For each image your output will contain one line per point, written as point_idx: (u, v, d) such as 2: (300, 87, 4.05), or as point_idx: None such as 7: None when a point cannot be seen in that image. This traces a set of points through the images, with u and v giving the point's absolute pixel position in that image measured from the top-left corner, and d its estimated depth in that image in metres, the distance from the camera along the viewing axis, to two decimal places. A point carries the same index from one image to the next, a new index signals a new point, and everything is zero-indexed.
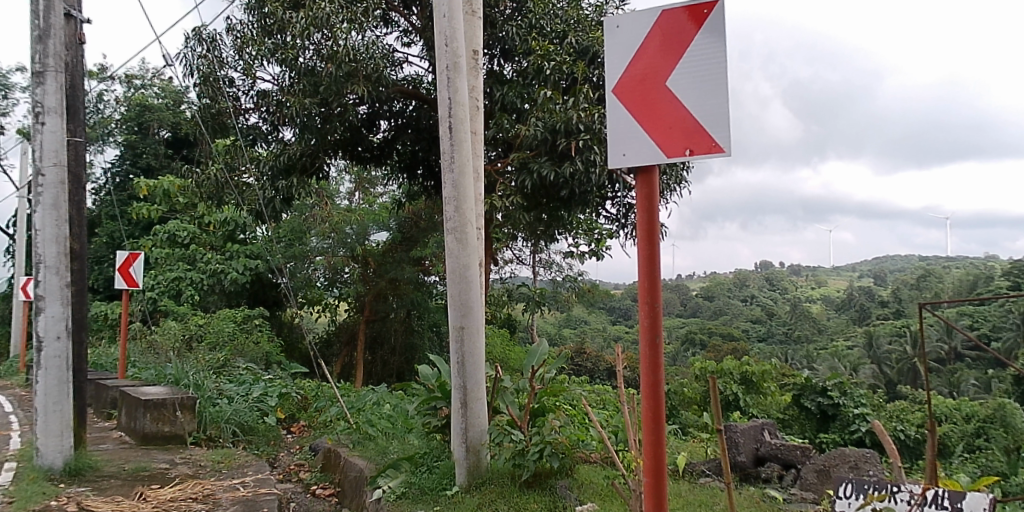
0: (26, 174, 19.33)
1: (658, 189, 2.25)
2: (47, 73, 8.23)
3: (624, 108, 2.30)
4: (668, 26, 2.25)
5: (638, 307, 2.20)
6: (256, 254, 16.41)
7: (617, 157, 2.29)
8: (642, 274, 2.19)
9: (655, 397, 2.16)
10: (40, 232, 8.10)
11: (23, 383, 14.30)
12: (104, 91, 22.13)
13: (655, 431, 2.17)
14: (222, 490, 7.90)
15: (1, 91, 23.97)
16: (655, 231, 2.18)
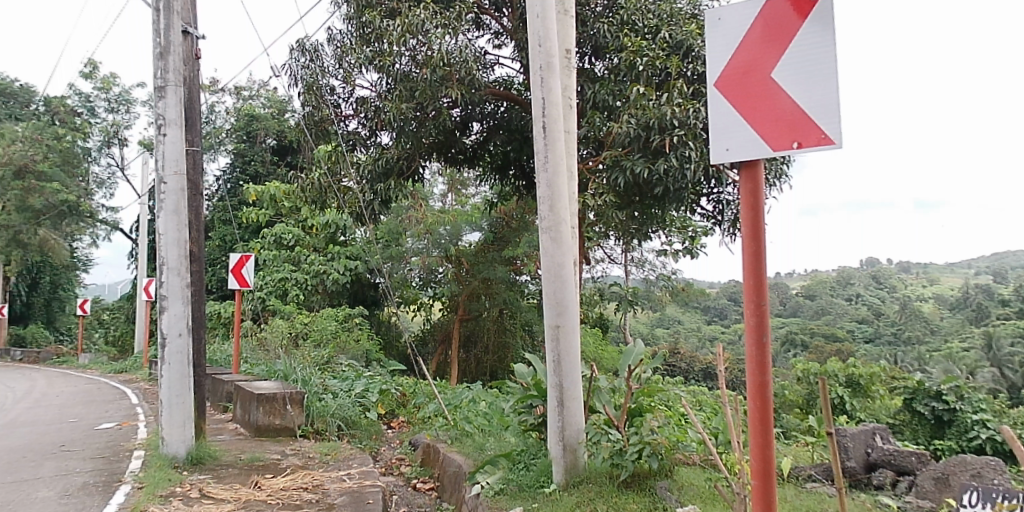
0: (149, 182, 20.76)
1: (762, 182, 2.43)
2: (168, 87, 8.77)
3: (728, 100, 2.50)
4: (772, 19, 2.45)
5: (745, 306, 2.38)
6: (355, 255, 17.08)
7: (722, 151, 2.49)
8: (748, 274, 2.38)
9: (762, 395, 2.34)
10: (164, 235, 8.64)
11: (147, 377, 15.37)
12: (216, 103, 23.49)
13: (762, 428, 2.36)
14: (330, 481, 8.22)
15: (124, 106, 25.84)
16: (760, 228, 2.37)
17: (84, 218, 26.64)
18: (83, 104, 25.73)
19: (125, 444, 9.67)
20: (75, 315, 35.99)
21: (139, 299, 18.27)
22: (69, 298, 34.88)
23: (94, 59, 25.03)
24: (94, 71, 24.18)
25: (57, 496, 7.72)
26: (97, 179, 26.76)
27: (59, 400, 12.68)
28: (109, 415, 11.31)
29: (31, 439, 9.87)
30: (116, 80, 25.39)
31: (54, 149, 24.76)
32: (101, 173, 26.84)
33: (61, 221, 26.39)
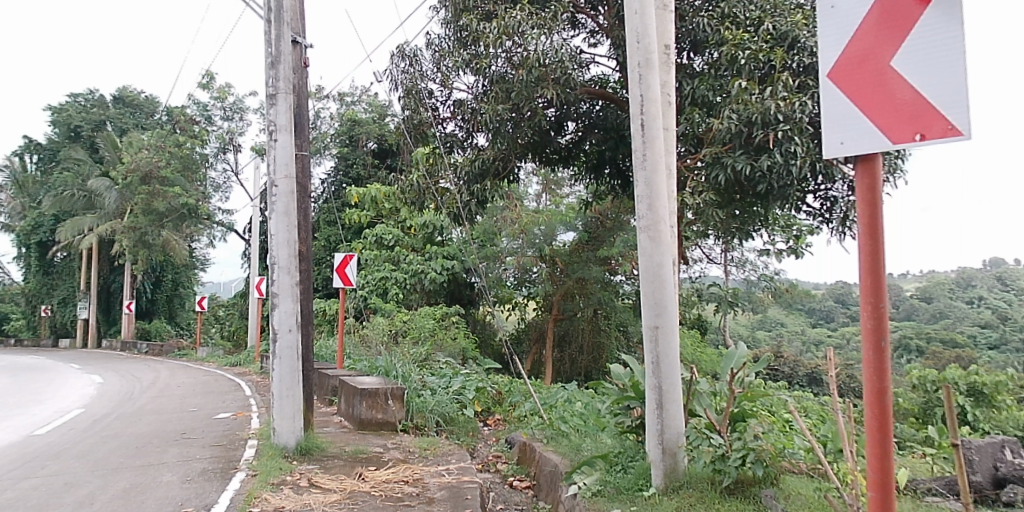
0: (260, 186, 21.93)
1: (881, 178, 2.26)
2: (279, 95, 9.19)
3: (842, 91, 2.34)
4: (890, 4, 2.27)
5: (862, 308, 2.24)
6: (452, 255, 17.45)
7: (834, 147, 2.33)
8: (865, 274, 2.23)
9: (881, 404, 2.19)
10: (275, 236, 9.07)
11: (259, 371, 16.25)
12: (321, 109, 24.50)
13: (880, 439, 2.20)
14: (430, 476, 8.40)
15: (238, 114, 27.35)
16: (879, 225, 2.20)
17: (202, 220, 28.47)
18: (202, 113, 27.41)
19: (239, 433, 10.23)
20: (194, 311, 38.52)
21: (251, 297, 19.31)
22: (189, 296, 37.38)
23: (211, 70, 26.67)
24: (211, 82, 25.74)
25: (181, 481, 8.24)
26: (214, 184, 28.51)
27: (181, 390, 13.58)
28: (224, 406, 12.00)
29: (157, 426, 10.61)
30: (231, 89, 26.94)
31: (175, 156, 26.59)
32: (217, 178, 28.56)
33: (182, 223, 28.32)
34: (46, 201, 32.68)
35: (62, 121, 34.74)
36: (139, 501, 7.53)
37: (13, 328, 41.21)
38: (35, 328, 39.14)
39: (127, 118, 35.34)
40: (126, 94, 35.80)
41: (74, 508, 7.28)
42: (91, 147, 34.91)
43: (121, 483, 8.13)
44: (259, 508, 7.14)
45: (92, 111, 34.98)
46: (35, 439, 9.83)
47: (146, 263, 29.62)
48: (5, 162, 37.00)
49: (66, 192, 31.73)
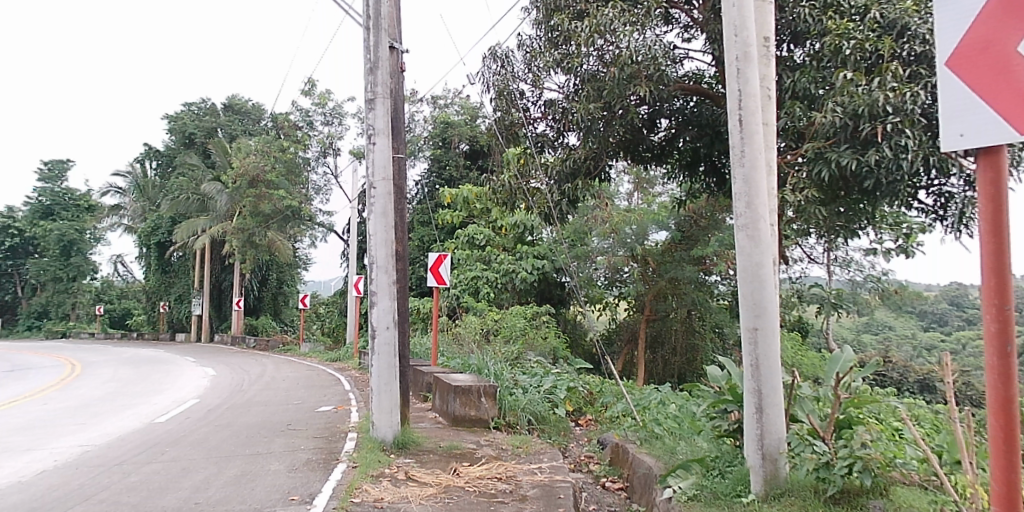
0: (358, 188, 22.75)
1: (1005, 169, 2.26)
2: (377, 99, 9.46)
3: (960, 83, 2.34)
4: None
5: (986, 310, 2.24)
6: (542, 255, 17.57)
7: (954, 139, 2.34)
8: (989, 275, 2.23)
9: (1009, 407, 2.18)
10: (373, 236, 9.35)
11: (357, 366, 16.86)
12: (415, 112, 25.16)
13: (1008, 442, 2.20)
14: (522, 473, 8.47)
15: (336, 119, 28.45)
16: (1002, 222, 2.22)
17: (304, 222, 29.84)
18: (304, 119, 28.69)
19: (339, 426, 10.63)
20: (296, 308, 40.44)
21: (349, 295, 20.06)
22: (291, 294, 39.28)
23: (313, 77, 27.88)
24: (313, 89, 26.89)
25: (287, 470, 8.65)
26: (315, 186, 29.83)
27: (285, 383, 14.26)
28: (325, 399, 12.52)
29: (263, 417, 11.17)
30: (330, 95, 28.05)
31: (280, 160, 27.94)
32: (318, 181, 29.86)
33: (286, 224, 29.77)
34: (164, 204, 35.06)
35: (178, 129, 37.16)
36: (249, 488, 7.95)
37: (135, 322, 44.43)
38: (154, 323, 42.09)
39: (236, 125, 37.46)
40: (235, 102, 37.94)
41: (192, 492, 7.77)
42: (203, 153, 37.18)
43: (232, 471, 8.61)
44: (360, 499, 7.39)
45: (204, 119, 37.25)
46: (156, 426, 10.55)
47: (253, 263, 31.33)
48: (128, 168, 39.93)
49: (182, 195, 33.92)
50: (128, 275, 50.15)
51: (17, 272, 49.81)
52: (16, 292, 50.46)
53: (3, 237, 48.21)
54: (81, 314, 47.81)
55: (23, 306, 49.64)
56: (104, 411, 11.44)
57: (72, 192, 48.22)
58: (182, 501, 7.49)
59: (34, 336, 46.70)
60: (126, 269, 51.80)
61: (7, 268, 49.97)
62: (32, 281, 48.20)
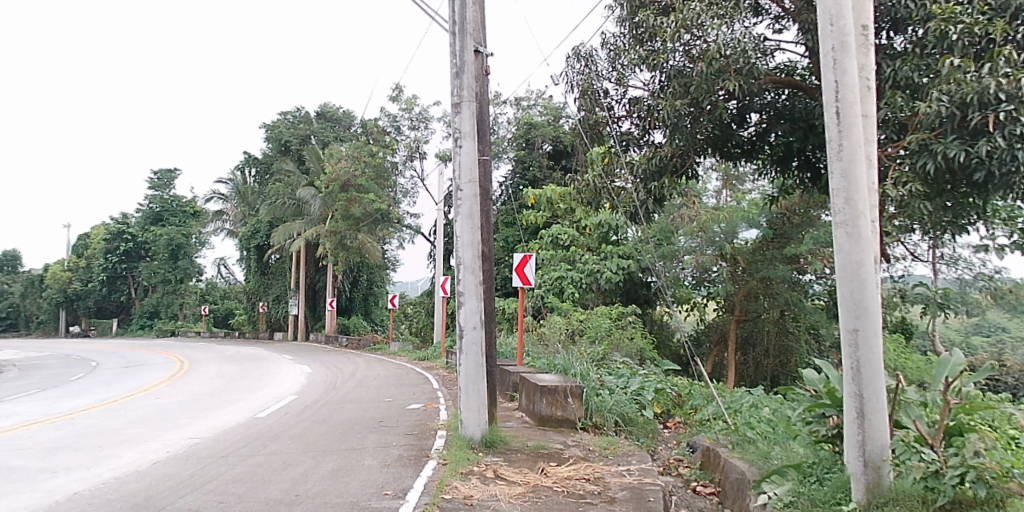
0: (444, 190, 23.24)
1: None
2: (463, 103, 9.60)
3: None
4: None
5: None
6: (628, 255, 17.46)
7: None
8: None
9: None
10: (460, 237, 9.48)
11: (445, 365, 17.23)
12: (499, 114, 25.48)
13: None
14: (610, 475, 8.39)
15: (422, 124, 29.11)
16: None
17: (393, 224, 30.78)
18: (391, 124, 29.54)
19: (429, 424, 10.86)
20: (386, 308, 41.59)
21: (436, 295, 20.52)
22: (382, 294, 40.43)
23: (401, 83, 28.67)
24: (400, 95, 27.62)
25: (380, 465, 8.90)
26: (403, 189, 30.69)
27: (377, 381, 14.70)
28: (415, 397, 12.83)
29: (356, 413, 11.55)
30: (417, 100, 28.74)
31: (369, 165, 28.85)
32: (405, 184, 30.68)
33: (375, 227, 30.70)
34: (262, 210, 36.89)
35: (274, 137, 38.95)
36: (345, 482, 8.23)
37: (237, 322, 46.87)
38: (254, 322, 44.25)
39: (328, 132, 38.99)
40: (327, 110, 39.46)
41: (293, 484, 8.12)
42: (298, 159, 38.83)
43: (328, 465, 8.94)
44: (450, 495, 7.53)
45: (298, 127, 38.89)
46: (257, 420, 11.09)
47: (345, 265, 32.47)
48: (229, 175, 42.20)
49: (278, 201, 35.58)
50: (231, 277, 52.91)
51: (132, 275, 53.44)
52: (131, 293, 54.15)
53: (120, 242, 51.83)
54: (189, 314, 50.80)
55: (138, 306, 53.21)
56: (211, 406, 12.14)
57: (180, 199, 51.34)
58: (283, 493, 7.83)
59: (147, 334, 49.98)
60: (229, 271, 54.68)
61: (123, 271, 53.73)
62: (146, 283, 51.61)
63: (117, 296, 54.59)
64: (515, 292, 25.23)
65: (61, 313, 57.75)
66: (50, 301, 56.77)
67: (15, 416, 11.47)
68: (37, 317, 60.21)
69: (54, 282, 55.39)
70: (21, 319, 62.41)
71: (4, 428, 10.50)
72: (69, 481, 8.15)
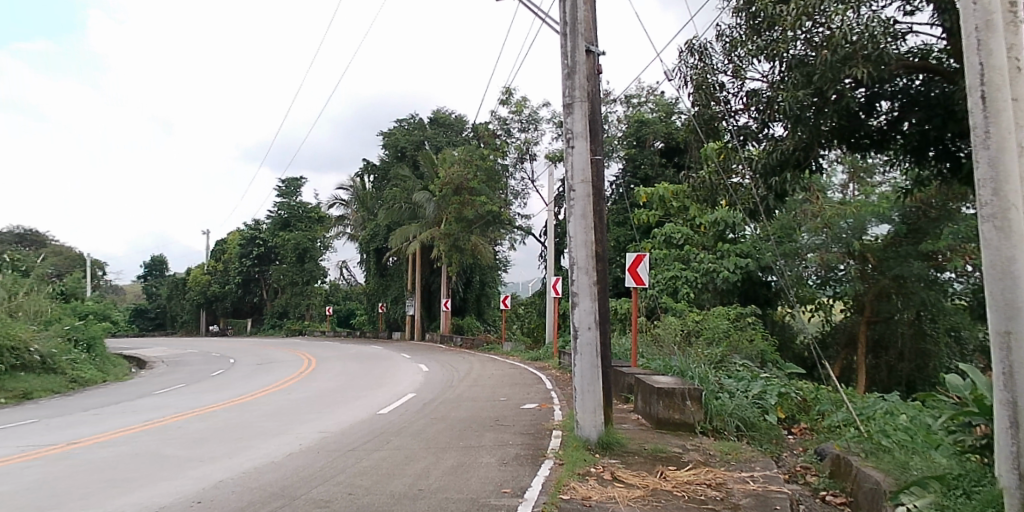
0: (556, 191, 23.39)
1: None
2: (575, 103, 9.59)
3: None
4: None
5: None
6: (746, 253, 16.96)
7: None
8: None
9: None
10: (573, 237, 9.45)
11: (559, 365, 17.34)
12: (610, 113, 25.47)
13: None
14: (733, 481, 8.12)
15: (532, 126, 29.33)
16: None
17: (504, 225, 31.33)
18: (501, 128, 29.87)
19: (544, 423, 10.92)
20: (498, 309, 42.27)
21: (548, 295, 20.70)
22: (493, 295, 41.11)
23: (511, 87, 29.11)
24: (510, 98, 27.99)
25: (498, 463, 9.03)
26: (514, 191, 31.18)
27: (491, 381, 14.93)
28: (530, 397, 12.95)
29: (472, 412, 11.78)
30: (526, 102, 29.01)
31: (481, 168, 29.36)
32: (516, 186, 31.16)
33: (487, 228, 31.49)
34: (380, 214, 38.53)
35: (391, 144, 40.36)
36: (465, 479, 8.40)
37: (357, 322, 49.04)
38: (373, 321, 46.06)
39: (441, 137, 40.15)
40: (440, 115, 40.65)
41: (416, 479, 8.38)
42: (413, 165, 40.10)
43: (449, 461, 9.16)
44: (569, 496, 7.53)
45: (413, 133, 40.12)
46: (380, 417, 11.52)
47: (458, 266, 33.19)
48: (349, 182, 44.18)
49: (396, 205, 36.97)
50: (351, 280, 55.38)
51: (263, 278, 57.01)
52: (263, 295, 57.80)
53: (252, 247, 55.44)
54: (314, 315, 53.59)
55: (268, 308, 56.85)
56: (337, 402, 12.73)
57: (306, 205, 54.17)
58: (406, 487, 8.09)
59: (277, 333, 53.19)
60: (350, 274, 57.32)
61: (255, 273, 57.42)
62: (275, 285, 54.92)
63: (251, 298, 58.45)
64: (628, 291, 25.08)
65: (201, 313, 62.55)
66: (193, 302, 61.57)
67: (166, 408, 12.49)
68: (182, 317, 65.43)
69: (195, 284, 60.00)
70: (167, 319, 68.01)
71: (158, 420, 11.46)
72: (214, 470, 8.78)
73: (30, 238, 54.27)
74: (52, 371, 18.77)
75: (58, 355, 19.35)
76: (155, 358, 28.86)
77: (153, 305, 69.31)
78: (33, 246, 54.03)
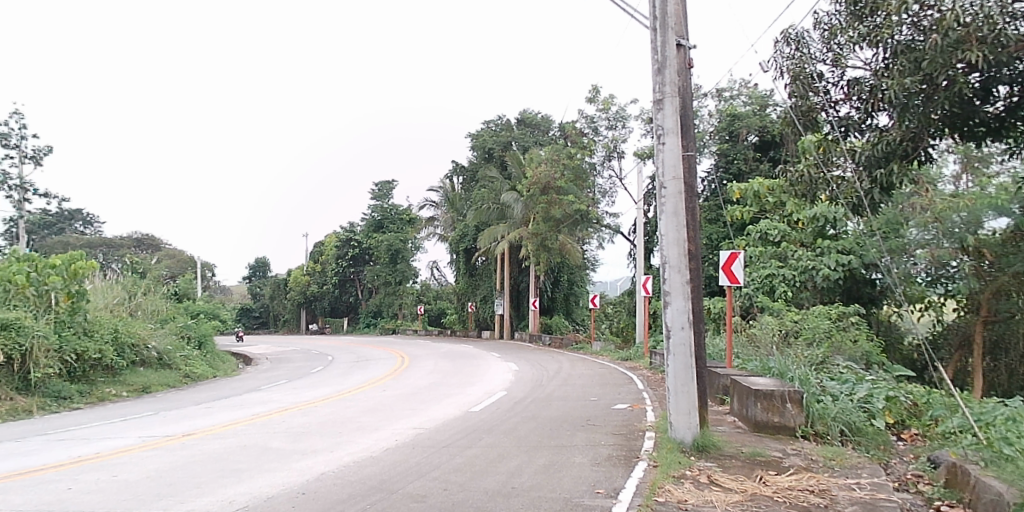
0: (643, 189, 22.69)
1: None
2: (666, 99, 9.38)
3: None
4: None
5: None
6: (848, 250, 16.46)
7: None
8: None
9: None
10: (665, 235, 9.28)
11: (650, 364, 17.14)
12: (700, 107, 25.08)
13: None
14: (838, 488, 7.76)
15: (621, 123, 29.08)
16: None
17: (592, 225, 31.13)
18: (588, 126, 29.77)
19: (637, 424, 10.80)
20: (586, 308, 42.17)
21: (638, 294, 20.48)
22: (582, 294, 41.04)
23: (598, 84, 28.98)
24: (597, 96, 27.82)
25: (590, 463, 8.98)
26: (602, 190, 31.06)
27: (581, 380, 14.89)
28: (621, 397, 12.85)
29: (563, 411, 11.76)
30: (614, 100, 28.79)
31: (568, 167, 29.33)
32: (604, 184, 31.11)
33: (575, 227, 31.44)
34: (468, 215, 39.17)
35: (479, 145, 40.85)
36: (558, 478, 8.40)
37: (448, 320, 50.05)
38: (463, 321, 46.70)
39: (529, 137, 40.41)
40: (527, 115, 40.94)
41: (509, 477, 8.45)
42: (501, 165, 40.51)
43: (541, 460, 9.19)
44: (665, 498, 7.41)
45: (501, 134, 40.45)
46: (472, 414, 11.69)
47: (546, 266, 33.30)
48: (438, 184, 45.00)
49: (483, 205, 37.07)
50: (442, 279, 56.55)
51: (358, 278, 59.07)
52: (358, 295, 59.84)
53: (348, 248, 57.52)
54: (407, 314, 54.14)
55: (363, 307, 58.85)
56: (430, 399, 13.01)
57: (398, 207, 55.59)
58: (500, 484, 8.16)
59: (372, 332, 54.99)
60: (440, 274, 58.55)
61: (351, 274, 59.53)
62: (369, 285, 56.78)
63: (347, 297, 60.65)
64: (722, 289, 24.54)
65: (301, 312, 65.46)
66: (293, 302, 64.48)
67: (270, 403, 13.11)
68: (284, 316, 68.57)
69: (295, 285, 62.79)
70: (270, 318, 71.62)
71: (263, 414, 12.05)
72: (316, 463, 9.14)
73: (147, 242, 58.26)
74: (168, 367, 20.09)
75: (173, 352, 20.69)
76: (261, 356, 30.39)
77: (257, 305, 73.00)
78: (150, 250, 58.09)
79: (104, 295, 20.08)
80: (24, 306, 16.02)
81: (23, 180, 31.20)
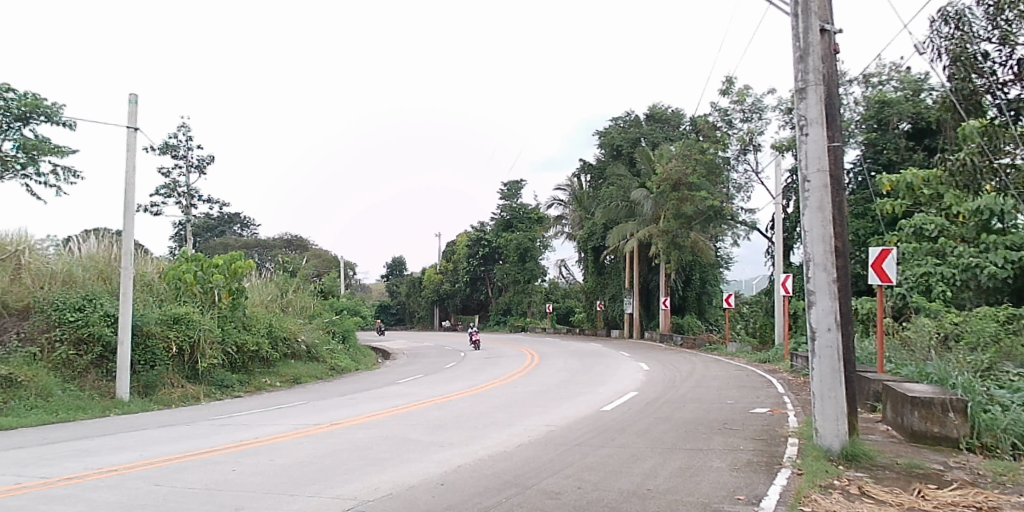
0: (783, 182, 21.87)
1: None
2: (809, 87, 8.89)
3: None
4: None
5: None
6: (1019, 245, 14.97)
7: None
8: None
9: None
10: (809, 231, 8.80)
11: (791, 367, 16.41)
12: (844, 94, 23.52)
13: None
14: (1011, 506, 7.04)
15: (756, 115, 27.90)
16: None
17: (726, 221, 30.16)
18: (721, 118, 28.04)
19: (778, 430, 10.35)
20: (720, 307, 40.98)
21: (776, 293, 19.63)
22: (714, 293, 39.89)
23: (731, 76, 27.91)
24: (731, 87, 26.80)
25: (728, 468, 8.68)
26: (736, 185, 29.57)
27: (717, 382, 14.47)
28: (760, 400, 12.37)
29: (698, 414, 11.48)
30: (749, 91, 27.60)
31: (700, 162, 28.41)
32: (738, 179, 29.62)
33: (707, 224, 30.66)
34: (597, 213, 39.06)
35: (606, 142, 40.50)
36: (694, 481, 8.20)
37: (576, 319, 50.22)
38: (591, 320, 46.67)
39: (658, 133, 39.64)
40: (656, 111, 40.18)
41: (643, 478, 8.34)
42: (629, 162, 40.05)
43: (677, 462, 9.01)
44: (811, 508, 7.02)
45: (629, 130, 39.95)
46: (604, 413, 11.64)
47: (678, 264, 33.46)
48: (566, 182, 45.17)
49: (613, 203, 37.10)
50: (570, 278, 56.79)
51: (488, 277, 60.43)
52: (488, 293, 61.30)
53: (479, 247, 58.50)
54: (536, 312, 55.43)
55: (494, 305, 60.21)
56: (561, 397, 13.08)
57: (526, 206, 56.26)
58: (634, 485, 8.07)
59: (502, 329, 56.12)
60: (569, 273, 58.76)
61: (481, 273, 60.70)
62: (499, 284, 57.94)
63: (477, 296, 62.29)
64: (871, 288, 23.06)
65: (435, 309, 67.94)
66: (426, 299, 66.99)
67: (408, 396, 13.69)
68: (417, 313, 71.31)
69: (429, 283, 65.22)
70: (407, 315, 74.87)
71: (401, 406, 12.61)
72: (453, 455, 9.44)
73: (296, 243, 62.57)
74: (315, 360, 21.49)
75: (320, 346, 22.10)
76: (400, 350, 31.89)
77: (395, 302, 76.47)
78: (299, 250, 62.40)
79: (260, 292, 21.70)
80: (192, 301, 17.72)
81: (191, 187, 34.45)
